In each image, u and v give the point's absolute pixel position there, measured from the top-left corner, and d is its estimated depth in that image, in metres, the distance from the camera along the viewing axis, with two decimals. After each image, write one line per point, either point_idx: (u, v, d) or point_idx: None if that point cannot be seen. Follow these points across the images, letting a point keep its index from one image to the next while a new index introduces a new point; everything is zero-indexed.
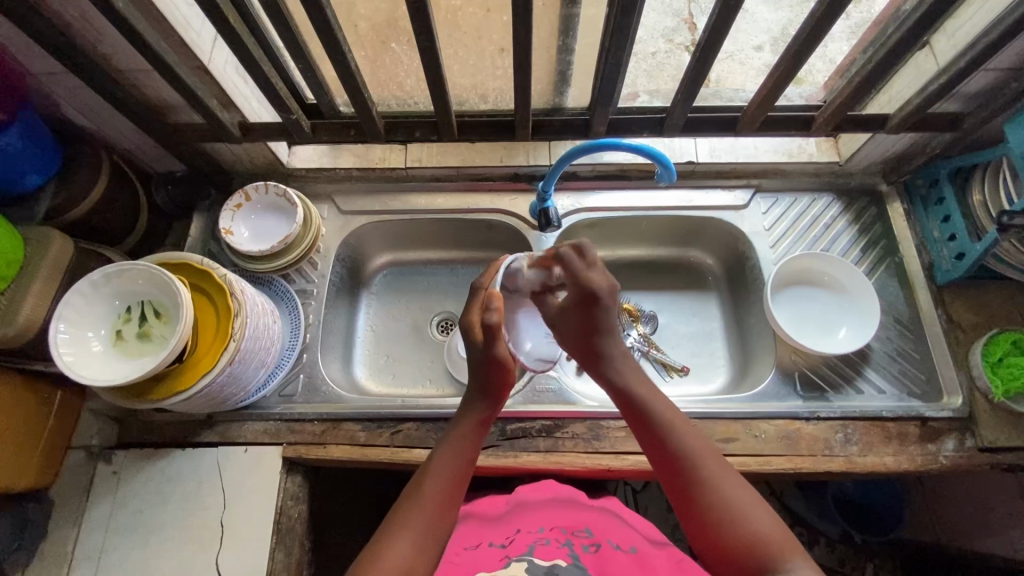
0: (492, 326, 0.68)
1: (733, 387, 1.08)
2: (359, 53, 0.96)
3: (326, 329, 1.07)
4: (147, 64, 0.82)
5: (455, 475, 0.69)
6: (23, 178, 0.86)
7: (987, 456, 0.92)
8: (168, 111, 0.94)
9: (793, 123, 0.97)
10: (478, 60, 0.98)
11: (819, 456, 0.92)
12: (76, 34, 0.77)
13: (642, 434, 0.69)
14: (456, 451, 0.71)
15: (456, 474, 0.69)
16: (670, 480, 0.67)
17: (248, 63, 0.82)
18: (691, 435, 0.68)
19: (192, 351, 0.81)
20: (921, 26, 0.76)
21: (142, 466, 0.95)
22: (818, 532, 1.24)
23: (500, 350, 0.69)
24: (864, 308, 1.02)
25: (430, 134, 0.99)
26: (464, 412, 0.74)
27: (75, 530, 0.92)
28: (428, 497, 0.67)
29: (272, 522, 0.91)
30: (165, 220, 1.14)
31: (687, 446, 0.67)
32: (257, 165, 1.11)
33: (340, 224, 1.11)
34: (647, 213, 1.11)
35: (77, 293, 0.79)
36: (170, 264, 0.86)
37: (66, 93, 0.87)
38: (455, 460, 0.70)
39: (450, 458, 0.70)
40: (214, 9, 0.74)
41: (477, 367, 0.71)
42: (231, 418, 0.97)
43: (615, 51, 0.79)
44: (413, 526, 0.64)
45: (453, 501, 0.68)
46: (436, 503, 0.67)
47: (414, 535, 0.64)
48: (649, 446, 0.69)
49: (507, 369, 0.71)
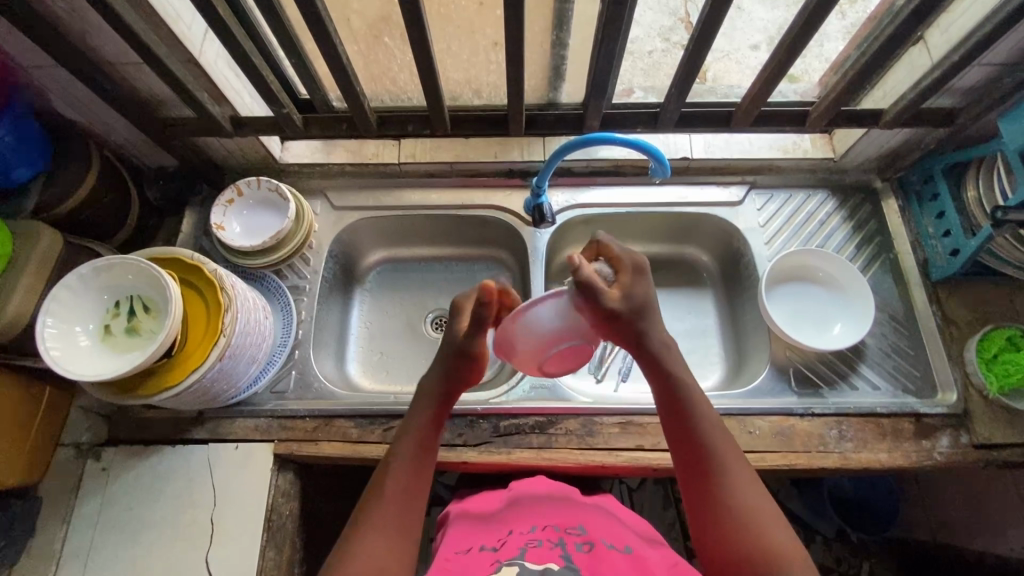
0: (482, 320, 0.74)
1: (728, 384, 1.07)
2: (351, 47, 0.95)
3: (318, 325, 1.06)
4: (136, 56, 0.82)
5: (413, 473, 0.72)
6: (11, 171, 0.85)
7: (982, 452, 0.91)
8: (159, 105, 0.94)
9: (788, 118, 0.98)
10: (471, 54, 0.97)
11: (814, 452, 0.92)
12: (64, 25, 0.76)
13: (668, 415, 0.74)
14: (410, 448, 0.74)
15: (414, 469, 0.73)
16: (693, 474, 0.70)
17: (239, 57, 0.82)
18: (717, 430, 0.72)
19: (181, 345, 0.80)
20: (913, 20, 0.76)
21: (131, 464, 0.94)
22: (813, 530, 1.23)
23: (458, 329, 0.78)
24: (858, 307, 1.01)
25: (423, 128, 0.99)
26: (417, 405, 0.78)
27: (63, 529, 0.91)
28: (387, 495, 0.70)
29: (263, 519, 0.90)
30: (157, 215, 1.12)
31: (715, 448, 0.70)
32: (250, 160, 1.10)
33: (333, 220, 1.11)
34: (641, 209, 1.11)
35: (64, 287, 0.78)
36: (161, 260, 0.85)
37: (55, 87, 0.86)
38: (411, 457, 0.73)
39: (405, 458, 0.73)
40: (204, 1, 0.73)
41: (456, 356, 0.78)
42: (221, 415, 0.96)
43: (608, 44, 0.78)
44: (378, 524, 0.67)
45: (410, 496, 0.71)
46: (394, 496, 0.70)
47: (376, 534, 0.67)
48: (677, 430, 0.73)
49: (483, 361, 0.78)
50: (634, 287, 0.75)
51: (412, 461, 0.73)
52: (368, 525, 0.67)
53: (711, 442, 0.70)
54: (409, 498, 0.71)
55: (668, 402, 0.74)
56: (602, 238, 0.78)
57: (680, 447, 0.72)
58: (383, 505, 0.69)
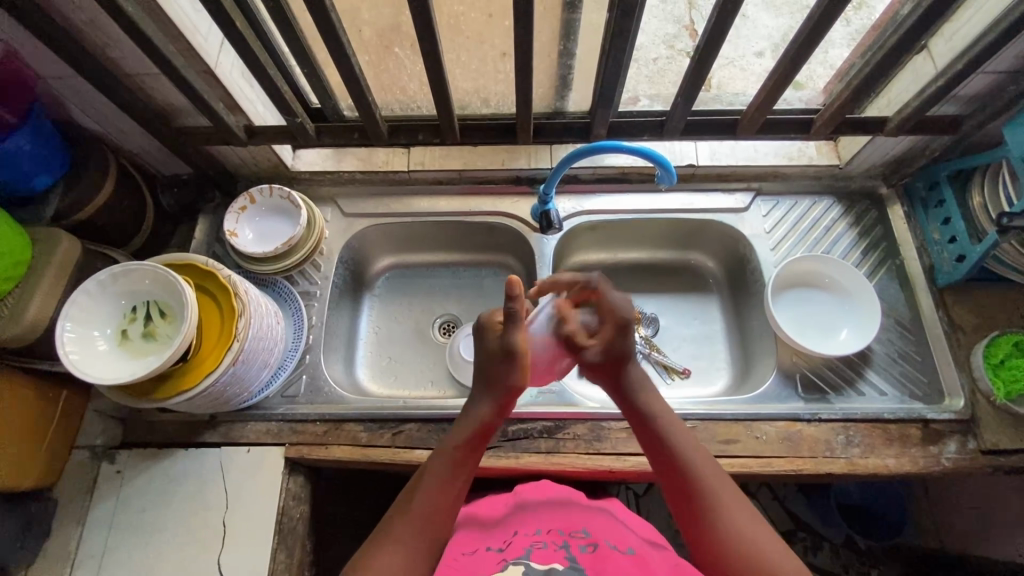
0: (515, 317, 0.76)
1: (734, 389, 1.08)
2: (362, 57, 0.97)
3: (329, 330, 1.07)
4: (154, 67, 0.84)
5: (443, 492, 0.73)
6: (31, 179, 0.87)
7: (989, 458, 0.91)
8: (175, 114, 0.96)
9: (792, 125, 0.99)
10: (480, 64, 0.99)
11: (821, 457, 0.92)
12: (86, 37, 0.79)
13: (650, 445, 0.77)
14: (443, 467, 0.75)
15: (444, 486, 0.73)
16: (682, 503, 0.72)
17: (255, 67, 0.84)
18: (703, 457, 0.73)
19: (196, 350, 0.82)
20: (918, 29, 0.77)
21: (145, 466, 0.95)
22: (821, 537, 1.22)
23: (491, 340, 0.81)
24: (863, 312, 1.02)
25: (432, 137, 1.01)
26: (457, 429, 0.78)
27: (78, 530, 0.93)
28: (415, 514, 0.71)
29: (274, 522, 0.91)
30: (171, 222, 1.14)
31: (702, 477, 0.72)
32: (262, 169, 1.12)
33: (343, 227, 1.12)
34: (648, 215, 1.12)
35: (84, 293, 0.80)
36: (176, 266, 0.87)
37: (75, 96, 0.89)
38: (442, 475, 0.74)
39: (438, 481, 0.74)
40: (221, 13, 0.75)
41: (495, 361, 0.79)
42: (233, 418, 0.97)
43: (616, 54, 0.79)
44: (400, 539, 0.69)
45: (441, 514, 0.72)
46: (422, 513, 0.71)
47: (397, 548, 0.68)
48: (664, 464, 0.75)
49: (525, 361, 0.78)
50: (612, 343, 0.80)
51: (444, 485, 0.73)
52: (390, 543, 0.68)
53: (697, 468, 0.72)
54: (438, 516, 0.71)
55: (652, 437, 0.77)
56: (597, 284, 0.82)
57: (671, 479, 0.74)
58: (409, 520, 0.70)
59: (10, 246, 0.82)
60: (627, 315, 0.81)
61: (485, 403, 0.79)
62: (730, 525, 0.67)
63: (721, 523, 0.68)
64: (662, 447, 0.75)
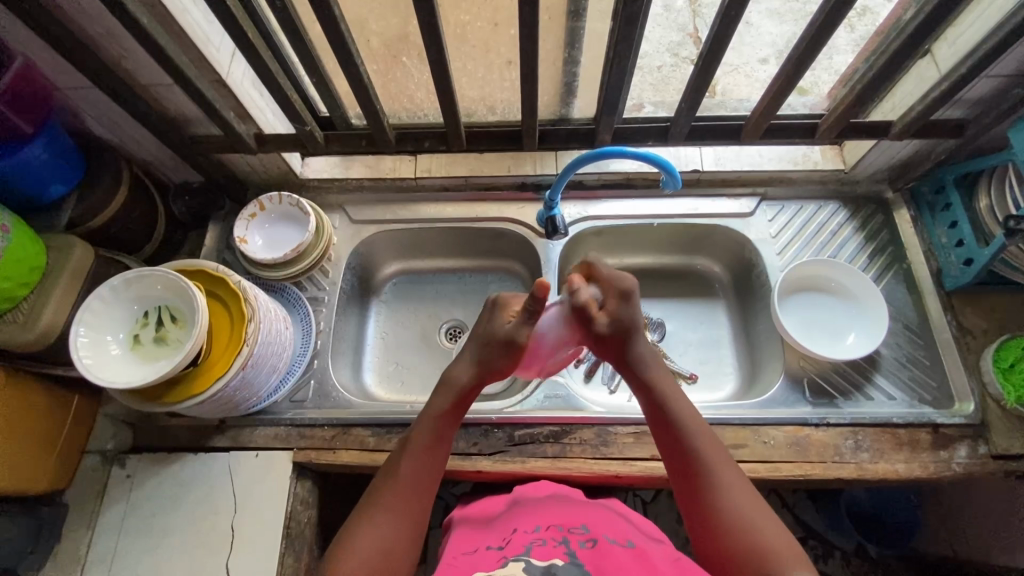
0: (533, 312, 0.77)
1: (742, 393, 1.08)
2: (371, 66, 0.98)
3: (337, 335, 1.08)
4: (168, 78, 0.86)
5: (425, 462, 0.75)
6: (46, 187, 0.89)
7: (1001, 463, 0.91)
8: (186, 123, 0.98)
9: (796, 130, 0.99)
10: (486, 72, 1.00)
11: (830, 462, 0.92)
12: (100, 48, 0.81)
13: (657, 426, 0.77)
14: (426, 437, 0.76)
15: (428, 454, 0.75)
16: (683, 486, 0.73)
17: (264, 76, 0.85)
18: (709, 442, 0.74)
19: (206, 354, 0.83)
20: (920, 34, 0.78)
21: (155, 470, 0.96)
22: (833, 546, 1.22)
23: (501, 325, 0.81)
24: (872, 316, 1.02)
25: (439, 144, 1.02)
26: (438, 393, 0.80)
27: (88, 534, 0.93)
28: (401, 481, 0.73)
29: (282, 527, 0.91)
30: (182, 230, 1.16)
31: (708, 461, 0.72)
32: (271, 176, 1.14)
33: (351, 233, 1.14)
34: (653, 221, 1.12)
35: (97, 298, 0.81)
36: (188, 272, 0.88)
37: (89, 107, 0.91)
38: (425, 446, 0.76)
39: (420, 444, 0.76)
40: (231, 24, 0.77)
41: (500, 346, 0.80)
42: (243, 423, 0.98)
43: (620, 61, 0.80)
44: (388, 509, 0.71)
45: (423, 484, 0.74)
46: (408, 481, 0.73)
47: (384, 518, 0.70)
48: (667, 447, 0.76)
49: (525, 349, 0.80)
50: (620, 312, 0.81)
51: (428, 450, 0.76)
52: (378, 509, 0.71)
53: (702, 453, 0.73)
54: (420, 487, 0.73)
55: (658, 418, 0.77)
56: (591, 261, 0.85)
57: (675, 461, 0.74)
58: (394, 490, 0.72)
59: (26, 252, 0.84)
60: (626, 283, 0.82)
61: (467, 367, 0.81)
62: (728, 508, 0.69)
63: (720, 501, 0.69)
64: (671, 428, 0.75)
